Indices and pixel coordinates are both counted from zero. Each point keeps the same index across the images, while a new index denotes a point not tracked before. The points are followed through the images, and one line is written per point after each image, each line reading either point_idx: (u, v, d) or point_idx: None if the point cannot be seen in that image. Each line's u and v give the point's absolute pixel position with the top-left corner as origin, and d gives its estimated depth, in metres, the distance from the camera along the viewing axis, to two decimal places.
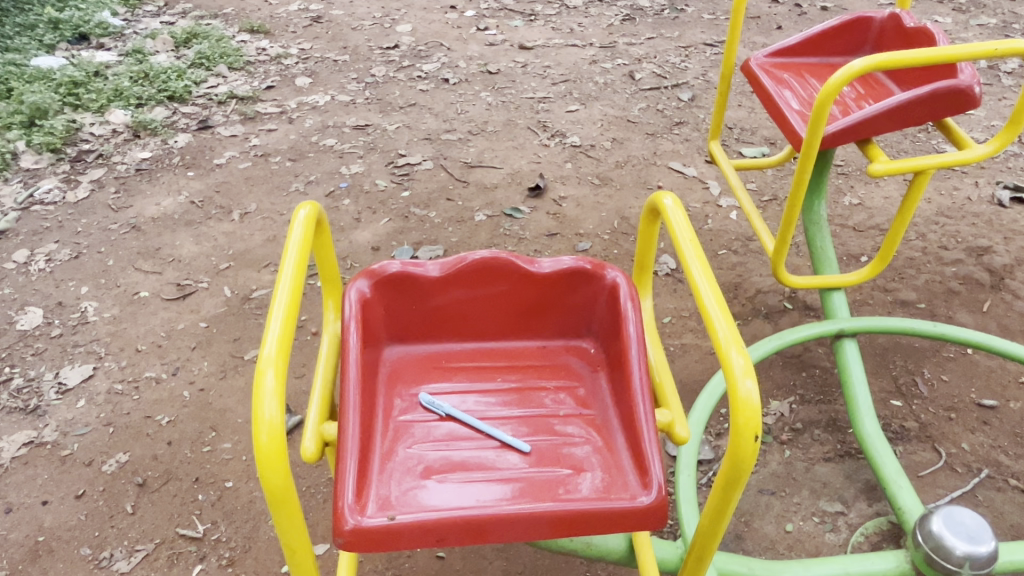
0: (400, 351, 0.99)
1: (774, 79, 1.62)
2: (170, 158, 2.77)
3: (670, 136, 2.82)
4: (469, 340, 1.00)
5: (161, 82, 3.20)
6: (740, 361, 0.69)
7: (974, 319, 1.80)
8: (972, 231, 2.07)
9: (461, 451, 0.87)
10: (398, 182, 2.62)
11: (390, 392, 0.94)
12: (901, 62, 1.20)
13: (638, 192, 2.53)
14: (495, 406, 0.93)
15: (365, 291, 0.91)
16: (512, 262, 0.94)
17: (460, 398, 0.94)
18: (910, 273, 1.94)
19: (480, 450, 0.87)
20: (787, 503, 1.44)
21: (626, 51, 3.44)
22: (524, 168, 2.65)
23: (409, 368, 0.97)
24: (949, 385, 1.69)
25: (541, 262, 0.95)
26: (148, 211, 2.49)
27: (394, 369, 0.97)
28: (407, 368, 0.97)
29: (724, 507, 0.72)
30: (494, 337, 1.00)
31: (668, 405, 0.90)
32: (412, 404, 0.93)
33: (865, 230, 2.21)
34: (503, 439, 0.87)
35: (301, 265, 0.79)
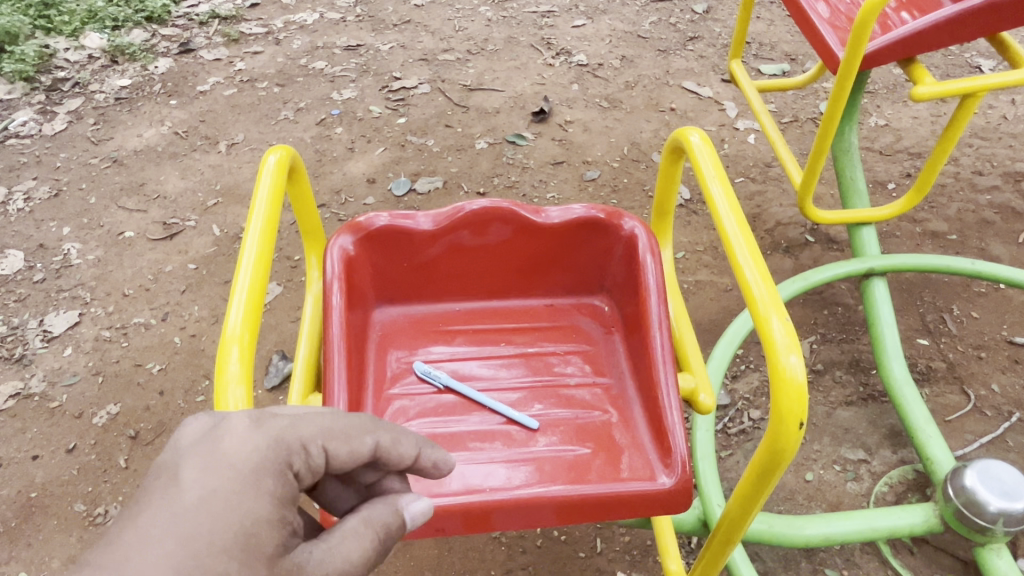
0: (390, 312, 0.90)
1: None
2: (151, 86, 2.61)
3: (683, 53, 2.63)
4: (468, 299, 0.91)
5: (137, 2, 2.99)
6: (783, 333, 0.59)
7: (1009, 250, 1.69)
8: (1009, 153, 1.93)
9: (461, 426, 0.79)
10: (394, 107, 2.46)
11: (381, 358, 0.85)
12: None
13: (649, 115, 2.37)
14: (496, 373, 0.84)
15: (349, 247, 0.81)
16: (514, 213, 0.84)
17: (459, 366, 0.85)
18: (942, 202, 1.81)
19: (481, 425, 0.78)
20: (807, 450, 1.38)
21: None
22: (527, 91, 2.48)
23: (402, 331, 0.88)
24: (980, 323, 1.59)
25: (547, 212, 0.85)
26: (129, 144, 2.35)
27: (384, 332, 0.88)
28: (399, 331, 0.88)
29: (758, 494, 0.64)
30: (496, 295, 0.91)
31: (691, 369, 0.81)
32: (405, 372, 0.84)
33: (893, 153, 2.07)
34: (507, 412, 0.79)
35: (270, 228, 0.68)
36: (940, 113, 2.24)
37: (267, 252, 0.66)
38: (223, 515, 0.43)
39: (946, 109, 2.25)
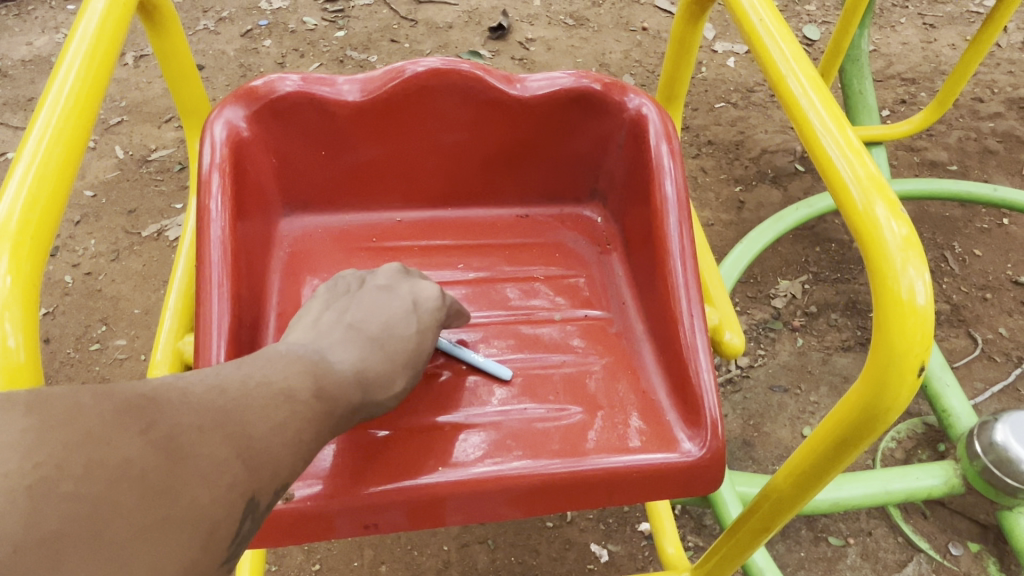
0: (308, 220, 0.68)
1: None
2: None
3: None
4: (415, 207, 0.70)
5: None
6: (899, 233, 0.38)
7: (1013, 182, 1.55)
8: (1009, 80, 1.78)
9: None
10: (331, 19, 2.16)
11: (291, 279, 0.64)
12: None
13: (619, 35, 2.13)
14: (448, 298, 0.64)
15: (240, 123, 0.59)
16: (476, 82, 0.63)
17: None
18: (941, 130, 1.65)
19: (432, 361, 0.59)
20: (803, 403, 1.23)
21: None
22: (484, 5, 2.21)
23: (323, 244, 0.67)
24: (984, 261, 1.45)
25: (523, 84, 0.64)
26: (17, 53, 2.00)
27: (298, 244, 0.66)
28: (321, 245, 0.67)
29: (831, 470, 0.45)
30: (452, 202, 0.70)
31: (714, 302, 0.62)
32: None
33: (885, 79, 1.89)
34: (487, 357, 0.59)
35: (69, 164, 0.44)
36: (931, 39, 2.06)
37: (57, 201, 0.42)
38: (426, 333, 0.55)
39: (937, 35, 2.08)
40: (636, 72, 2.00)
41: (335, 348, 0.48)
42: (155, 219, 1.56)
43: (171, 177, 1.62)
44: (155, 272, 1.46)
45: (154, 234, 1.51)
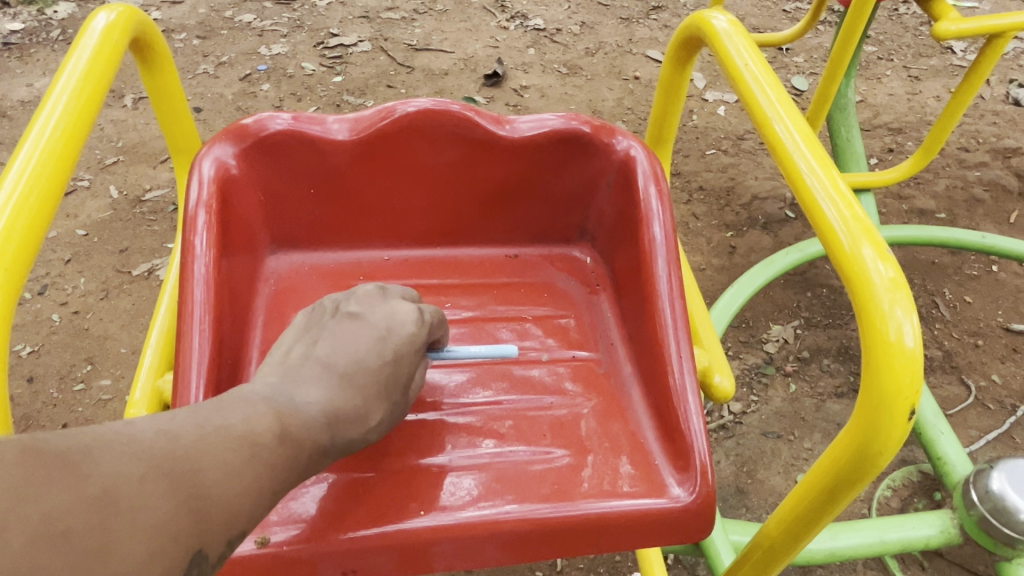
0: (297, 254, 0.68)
1: None
2: (47, 32, 2.28)
3: (648, 21, 2.49)
4: (403, 246, 0.70)
5: None
6: (887, 275, 0.38)
7: (1000, 231, 1.56)
8: (993, 131, 1.81)
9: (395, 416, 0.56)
10: (330, 65, 2.20)
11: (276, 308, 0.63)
12: None
13: (612, 83, 2.17)
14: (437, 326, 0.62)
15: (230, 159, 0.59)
16: (466, 123, 0.64)
17: None
18: (928, 179, 1.67)
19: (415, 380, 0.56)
20: (796, 450, 1.22)
21: None
22: (479, 53, 2.26)
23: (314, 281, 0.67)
24: (975, 308, 1.45)
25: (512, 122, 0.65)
26: (16, 93, 2.03)
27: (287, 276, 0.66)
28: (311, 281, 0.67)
29: (824, 517, 0.44)
30: (441, 242, 0.71)
31: (704, 345, 0.61)
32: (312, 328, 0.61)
33: (872, 129, 1.93)
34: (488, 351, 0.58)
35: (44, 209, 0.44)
36: (916, 90, 2.11)
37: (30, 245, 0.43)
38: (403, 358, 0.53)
39: (922, 87, 2.13)
40: (628, 119, 2.03)
41: (301, 391, 0.47)
42: (146, 258, 1.55)
43: (164, 217, 1.62)
44: (144, 312, 1.45)
45: (145, 274, 1.50)
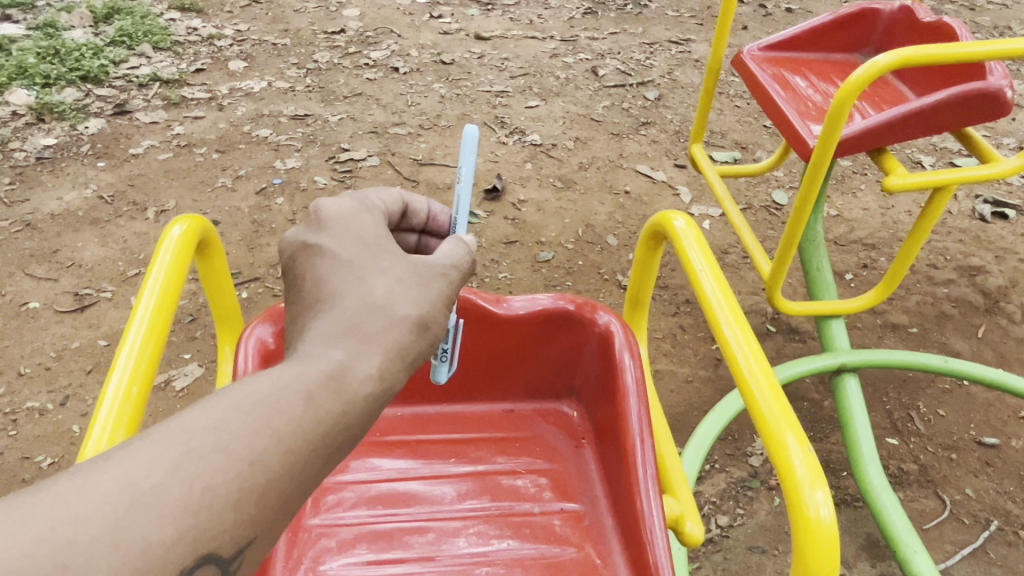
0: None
1: (772, 71, 1.34)
2: (78, 146, 2.46)
3: (637, 137, 2.67)
4: (429, 403, 0.91)
5: (73, 61, 2.90)
6: (806, 468, 0.47)
7: (969, 346, 1.66)
8: (960, 248, 1.94)
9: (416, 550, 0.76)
10: (340, 179, 2.35)
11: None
12: (930, 56, 1.02)
13: (603, 197, 2.32)
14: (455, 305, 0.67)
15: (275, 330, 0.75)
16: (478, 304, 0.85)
17: (422, 480, 0.83)
18: (900, 295, 1.79)
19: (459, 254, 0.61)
20: (780, 564, 1.27)
21: (589, 46, 3.40)
22: (479, 168, 2.43)
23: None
24: (948, 421, 1.53)
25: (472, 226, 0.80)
26: (47, 206, 2.18)
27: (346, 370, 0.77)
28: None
29: None
30: (457, 399, 0.91)
31: (676, 495, 0.69)
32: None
33: (847, 244, 2.05)
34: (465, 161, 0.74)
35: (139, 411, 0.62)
36: (889, 205, 2.26)
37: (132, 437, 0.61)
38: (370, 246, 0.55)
39: (894, 201, 2.28)
40: (619, 232, 2.17)
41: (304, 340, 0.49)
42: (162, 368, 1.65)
43: (181, 328, 1.72)
44: (160, 421, 1.53)
45: (162, 384, 1.59)
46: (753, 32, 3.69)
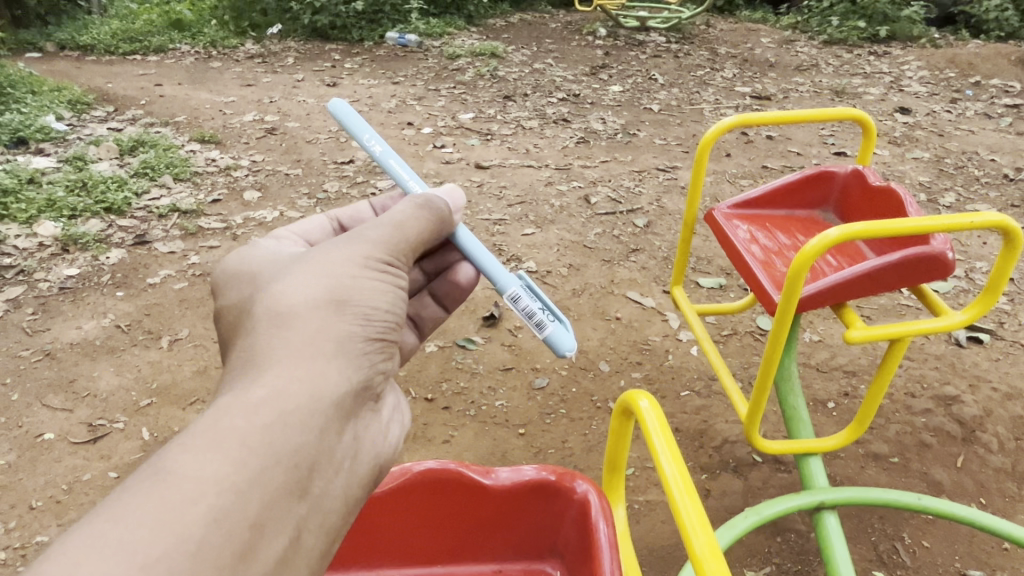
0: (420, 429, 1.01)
1: (742, 227, 1.50)
2: (99, 276, 2.61)
3: (628, 263, 2.82)
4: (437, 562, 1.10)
5: (99, 193, 3.10)
6: None
7: (949, 475, 1.72)
8: (936, 375, 2.03)
9: None
10: None
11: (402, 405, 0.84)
12: (877, 231, 1.16)
13: (596, 323, 2.44)
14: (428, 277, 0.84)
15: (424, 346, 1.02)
16: (471, 479, 1.05)
17: None
18: (880, 423, 1.86)
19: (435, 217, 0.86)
20: None
21: (582, 174, 3.63)
22: (478, 294, 2.56)
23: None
24: (933, 553, 1.57)
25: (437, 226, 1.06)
26: (67, 336, 2.29)
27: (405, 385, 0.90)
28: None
29: None
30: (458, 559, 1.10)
31: None
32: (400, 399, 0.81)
33: (829, 370, 2.15)
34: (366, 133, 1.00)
35: None
36: None
37: None
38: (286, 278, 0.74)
39: None
40: (611, 358, 2.27)
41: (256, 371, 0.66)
42: None
43: None
44: None
45: None
46: (736, 159, 3.93)
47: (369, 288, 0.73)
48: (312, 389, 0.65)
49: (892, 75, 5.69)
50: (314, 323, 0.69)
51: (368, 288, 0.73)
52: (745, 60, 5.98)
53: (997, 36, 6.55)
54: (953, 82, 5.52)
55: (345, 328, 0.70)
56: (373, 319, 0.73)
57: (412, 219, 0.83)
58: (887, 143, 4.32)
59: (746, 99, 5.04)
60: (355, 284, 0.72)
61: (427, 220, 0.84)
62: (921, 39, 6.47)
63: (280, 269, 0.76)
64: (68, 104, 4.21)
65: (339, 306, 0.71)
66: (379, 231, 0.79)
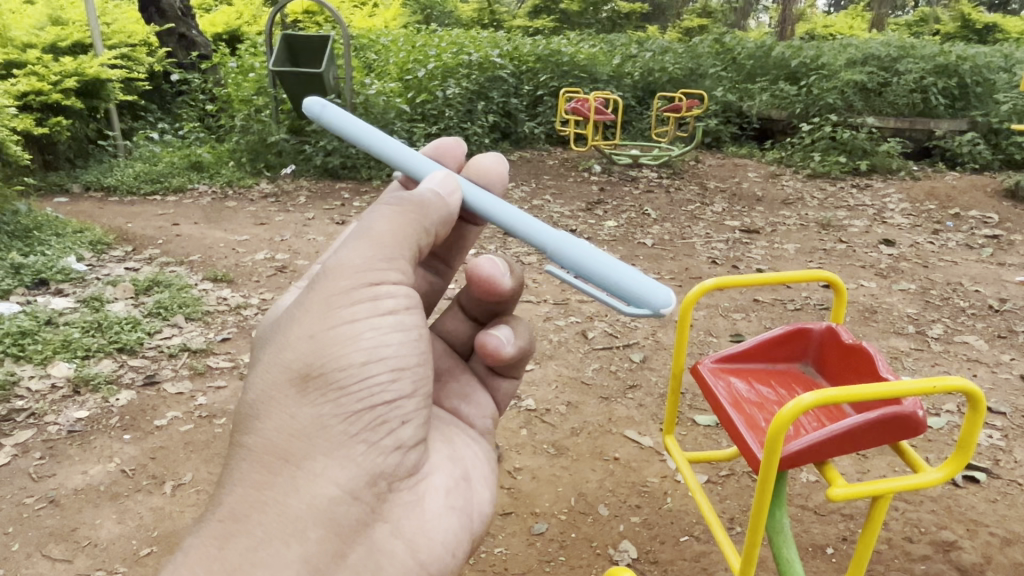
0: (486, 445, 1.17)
1: (725, 382, 1.60)
2: (108, 419, 2.67)
3: (625, 400, 2.89)
4: None
5: (113, 333, 3.21)
6: None
7: None
8: (933, 518, 2.05)
9: None
10: None
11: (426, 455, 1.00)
12: (854, 395, 1.26)
13: (595, 463, 2.47)
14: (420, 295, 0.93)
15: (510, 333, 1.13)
16: None
17: None
18: (880, 570, 1.86)
19: (415, 202, 0.91)
20: None
21: (579, 308, 3.76)
22: None
23: (483, 465, 1.12)
24: None
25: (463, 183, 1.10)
26: (71, 481, 2.33)
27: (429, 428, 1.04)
28: (485, 469, 1.12)
29: None
30: None
31: None
32: (415, 445, 0.95)
33: (827, 512, 2.16)
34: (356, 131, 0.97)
35: None
36: (865, 468, 2.40)
37: None
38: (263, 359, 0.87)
39: (870, 464, 2.42)
40: (610, 500, 2.28)
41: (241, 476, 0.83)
42: None
43: None
44: None
45: None
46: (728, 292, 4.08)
47: (335, 348, 0.85)
48: (284, 504, 0.81)
49: (875, 206, 5.97)
50: (284, 416, 0.83)
51: (331, 349, 0.85)
52: (733, 194, 6.30)
53: (972, 168, 6.92)
54: (933, 213, 5.77)
55: (317, 411, 0.84)
56: (346, 390, 0.85)
57: (379, 223, 0.89)
58: (874, 274, 4.49)
59: (735, 232, 5.27)
60: (316, 357, 0.84)
61: (399, 218, 0.90)
62: (900, 172, 6.83)
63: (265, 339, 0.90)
64: (90, 245, 4.43)
65: (307, 384, 0.84)
66: (344, 261, 0.87)
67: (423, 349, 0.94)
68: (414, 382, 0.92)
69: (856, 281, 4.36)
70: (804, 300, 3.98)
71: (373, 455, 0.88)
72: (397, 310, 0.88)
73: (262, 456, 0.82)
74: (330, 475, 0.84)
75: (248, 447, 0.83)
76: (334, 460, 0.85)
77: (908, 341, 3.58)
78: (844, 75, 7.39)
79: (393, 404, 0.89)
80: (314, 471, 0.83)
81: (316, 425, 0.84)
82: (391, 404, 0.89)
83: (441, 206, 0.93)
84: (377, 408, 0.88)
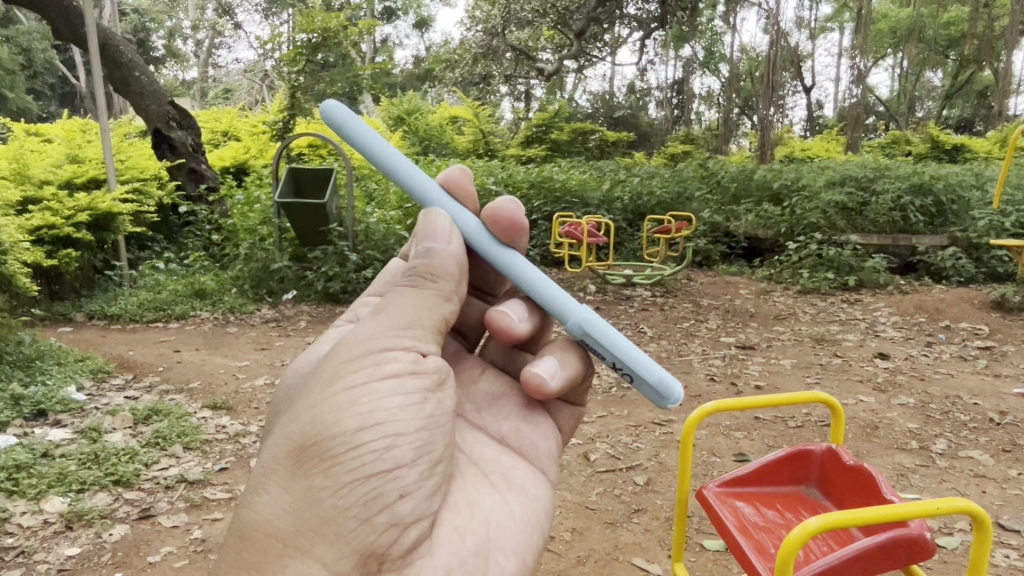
0: (523, 507, 1.12)
1: (730, 508, 1.59)
2: (100, 556, 2.60)
3: (630, 525, 2.83)
4: None
5: (110, 464, 3.17)
6: None
7: None
8: None
9: None
10: None
11: (432, 530, 0.96)
12: (861, 517, 1.27)
13: None
14: (425, 361, 0.97)
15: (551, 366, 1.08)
16: None
17: None
18: None
19: (426, 260, 1.00)
20: None
21: (580, 429, 3.75)
22: None
23: (506, 531, 1.06)
24: None
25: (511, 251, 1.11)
26: None
27: (445, 494, 1.01)
28: (506, 535, 1.05)
29: None
30: None
31: None
32: (414, 522, 0.92)
33: None
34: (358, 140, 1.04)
35: None
36: None
37: None
38: (272, 437, 0.93)
39: None
40: None
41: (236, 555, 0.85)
42: None
43: None
44: None
45: None
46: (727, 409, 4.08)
47: (331, 417, 0.88)
48: None
49: (866, 320, 6.08)
50: (278, 490, 0.86)
51: (327, 417, 0.88)
52: (726, 310, 6.42)
53: (957, 281, 7.12)
54: (924, 326, 5.87)
55: (308, 483, 0.86)
56: (341, 458, 0.87)
57: (394, 300, 0.99)
58: (872, 389, 4.50)
59: (731, 348, 5.33)
60: (314, 426, 0.88)
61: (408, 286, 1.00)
62: (887, 285, 6.99)
63: (280, 419, 0.96)
64: (91, 373, 4.45)
65: (303, 454, 0.87)
66: (353, 339, 0.95)
67: (426, 416, 0.96)
68: (414, 449, 0.93)
69: (855, 395, 4.37)
70: (805, 416, 3.97)
71: (365, 532, 0.87)
72: (398, 373, 0.93)
73: (252, 534, 0.84)
74: (317, 556, 0.84)
75: (242, 522, 0.85)
76: (323, 538, 0.85)
77: (913, 456, 3.55)
78: (824, 196, 7.73)
79: (389, 473, 0.90)
80: (301, 551, 0.83)
81: (306, 497, 0.85)
82: (388, 478, 0.90)
83: (449, 258, 1.01)
84: (371, 479, 0.88)
